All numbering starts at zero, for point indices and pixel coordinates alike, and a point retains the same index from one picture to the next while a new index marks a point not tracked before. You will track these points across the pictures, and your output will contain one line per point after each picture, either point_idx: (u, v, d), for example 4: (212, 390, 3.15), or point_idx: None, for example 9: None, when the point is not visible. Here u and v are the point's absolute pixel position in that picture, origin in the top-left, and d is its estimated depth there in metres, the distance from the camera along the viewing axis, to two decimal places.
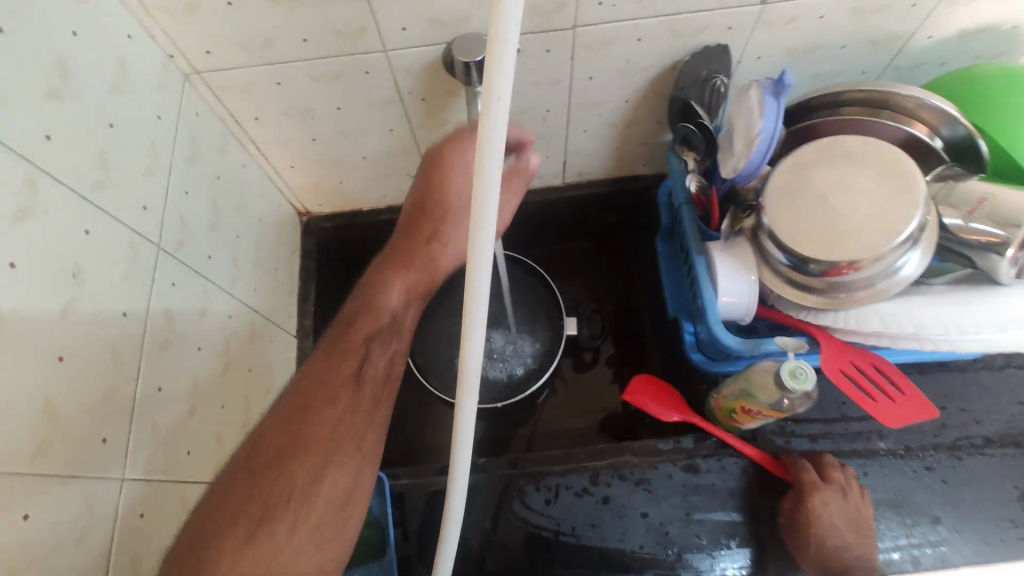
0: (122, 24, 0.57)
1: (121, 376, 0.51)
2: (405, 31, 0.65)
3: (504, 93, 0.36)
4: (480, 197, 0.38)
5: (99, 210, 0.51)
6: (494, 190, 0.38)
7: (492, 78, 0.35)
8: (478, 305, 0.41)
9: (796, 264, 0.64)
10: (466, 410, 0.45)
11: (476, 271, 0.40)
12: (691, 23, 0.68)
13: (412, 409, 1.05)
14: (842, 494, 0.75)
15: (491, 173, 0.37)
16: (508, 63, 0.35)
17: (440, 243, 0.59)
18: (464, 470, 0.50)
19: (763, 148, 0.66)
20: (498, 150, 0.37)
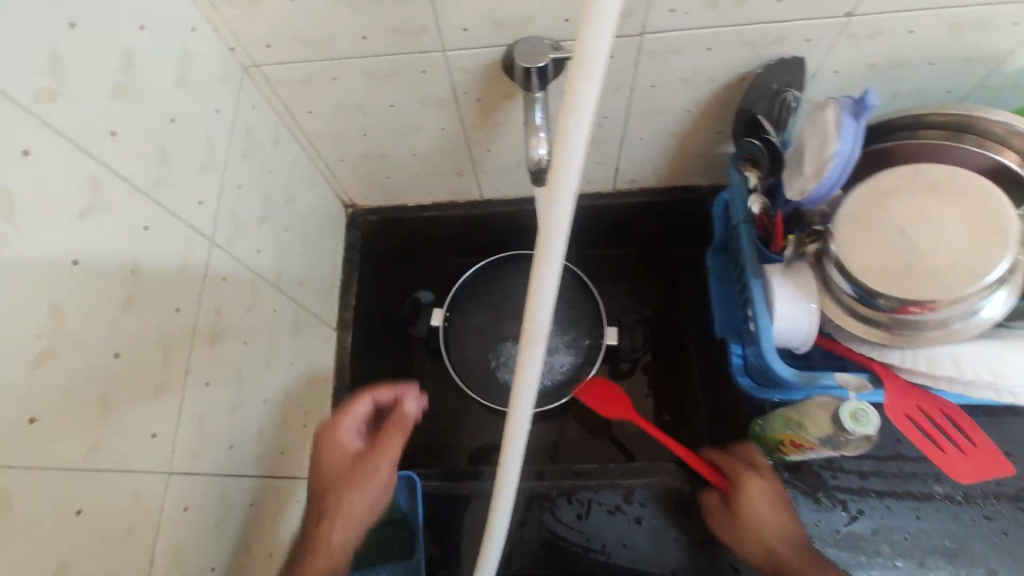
0: (187, 18, 0.57)
1: (172, 371, 0.52)
2: (466, 31, 0.64)
3: (588, 107, 0.34)
4: (553, 213, 0.36)
5: (158, 207, 0.51)
6: (568, 207, 0.36)
7: (574, 92, 0.34)
8: (540, 322, 0.40)
9: (863, 297, 0.61)
10: (518, 425, 0.45)
11: (542, 286, 0.39)
12: (767, 34, 0.65)
13: (444, 409, 1.05)
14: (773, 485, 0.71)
15: (566, 178, 0.35)
16: (594, 78, 0.33)
17: (330, 528, 0.58)
18: (512, 482, 0.49)
19: (837, 171, 0.62)
20: (576, 166, 0.35)
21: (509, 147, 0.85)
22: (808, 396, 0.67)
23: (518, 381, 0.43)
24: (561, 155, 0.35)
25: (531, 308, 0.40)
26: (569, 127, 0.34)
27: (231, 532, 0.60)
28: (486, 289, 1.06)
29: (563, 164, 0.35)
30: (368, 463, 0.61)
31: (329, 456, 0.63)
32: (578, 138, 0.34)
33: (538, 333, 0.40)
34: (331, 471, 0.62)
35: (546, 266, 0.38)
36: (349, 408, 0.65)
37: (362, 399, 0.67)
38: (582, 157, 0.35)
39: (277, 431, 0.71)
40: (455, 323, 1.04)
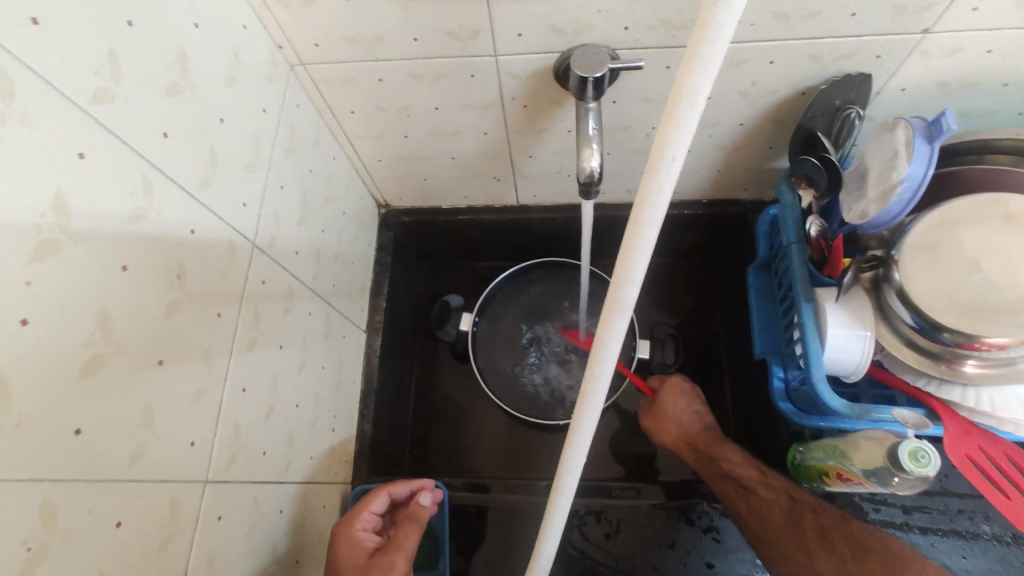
0: (239, 14, 0.56)
1: (211, 378, 0.51)
2: (521, 37, 0.62)
3: (687, 135, 0.33)
4: (638, 237, 0.36)
5: (206, 209, 0.50)
6: (654, 232, 0.36)
7: (674, 120, 0.33)
8: (612, 340, 0.40)
9: (925, 330, 0.58)
10: (580, 438, 0.44)
11: (618, 307, 0.38)
12: (835, 48, 0.62)
13: (470, 415, 1.03)
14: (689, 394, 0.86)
15: (657, 199, 0.35)
16: (697, 105, 0.32)
17: None
18: (567, 495, 0.49)
19: (906, 197, 0.59)
20: (667, 192, 0.35)
21: (551, 154, 0.83)
22: (860, 429, 0.65)
23: (584, 395, 0.42)
24: (654, 181, 0.34)
25: (604, 325, 0.39)
26: (664, 153, 0.33)
27: (263, 539, 0.59)
28: (516, 294, 1.04)
29: (654, 189, 0.34)
30: (385, 560, 0.65)
31: (347, 553, 0.67)
32: (674, 165, 0.34)
33: (609, 353, 0.40)
34: (348, 566, 0.66)
35: (626, 287, 0.38)
36: (365, 504, 0.71)
37: (377, 499, 0.72)
38: (674, 183, 0.34)
39: (308, 436, 0.70)
40: (483, 329, 1.03)
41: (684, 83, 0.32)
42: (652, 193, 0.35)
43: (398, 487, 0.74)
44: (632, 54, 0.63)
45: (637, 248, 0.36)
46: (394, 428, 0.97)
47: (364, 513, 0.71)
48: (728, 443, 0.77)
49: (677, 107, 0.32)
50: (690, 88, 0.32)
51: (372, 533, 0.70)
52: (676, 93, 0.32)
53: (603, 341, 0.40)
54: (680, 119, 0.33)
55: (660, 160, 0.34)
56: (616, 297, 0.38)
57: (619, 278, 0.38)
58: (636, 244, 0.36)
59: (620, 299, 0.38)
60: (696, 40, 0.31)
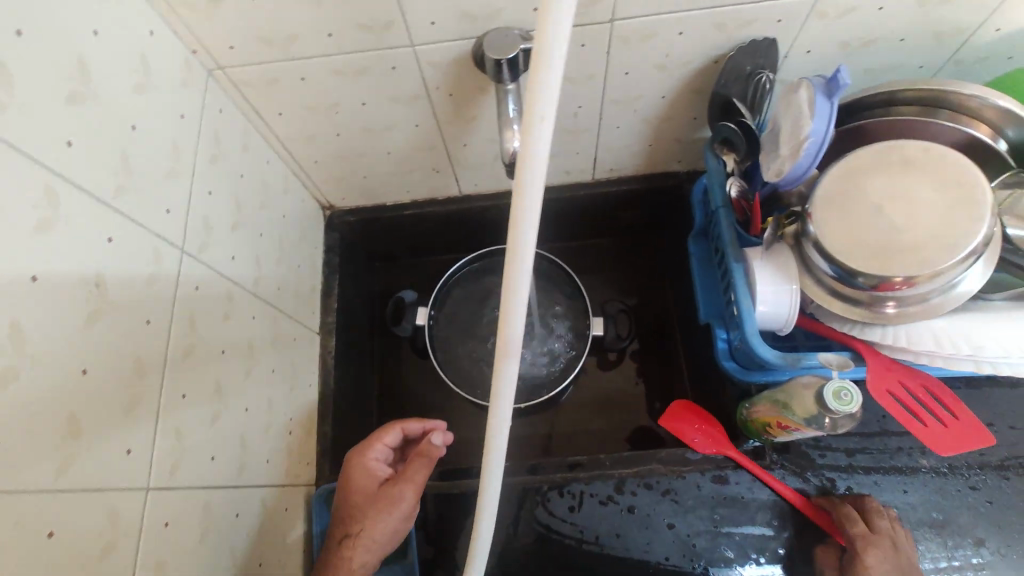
0: (144, 20, 0.56)
1: (145, 385, 0.50)
2: (434, 25, 0.63)
3: (551, 98, 0.35)
4: (523, 206, 0.38)
5: (122, 218, 0.50)
6: (537, 198, 0.38)
7: (536, 85, 0.35)
8: (517, 307, 0.41)
9: (843, 277, 0.61)
10: (502, 405, 0.46)
11: (516, 277, 0.40)
12: (737, 17, 0.65)
13: (433, 408, 1.04)
14: (895, 551, 0.68)
15: (535, 162, 0.37)
16: (554, 68, 0.35)
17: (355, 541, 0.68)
18: (500, 460, 0.50)
19: (813, 151, 0.62)
20: (543, 155, 0.37)
21: (485, 141, 0.84)
22: (795, 378, 0.68)
23: (499, 367, 0.44)
24: (529, 146, 0.36)
25: (506, 297, 0.41)
26: (533, 119, 0.35)
27: (216, 545, 0.59)
28: (470, 284, 1.05)
29: (530, 155, 0.36)
30: (394, 489, 0.71)
31: (359, 478, 0.74)
32: (543, 128, 0.36)
33: (516, 324, 0.42)
34: (360, 491, 0.73)
35: (519, 257, 0.39)
36: (380, 437, 0.77)
37: (395, 431, 0.78)
38: (548, 149, 0.36)
39: (261, 440, 0.70)
40: (439, 321, 1.04)
41: (541, 52, 0.34)
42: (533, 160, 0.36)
43: (410, 425, 0.79)
44: None
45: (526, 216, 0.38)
46: (359, 427, 0.98)
47: (377, 444, 0.78)
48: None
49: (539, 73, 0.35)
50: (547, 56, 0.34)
51: (385, 462, 0.77)
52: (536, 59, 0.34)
53: (507, 314, 0.41)
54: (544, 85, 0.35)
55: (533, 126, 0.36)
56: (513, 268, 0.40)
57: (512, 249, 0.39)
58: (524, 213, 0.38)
59: (518, 270, 0.40)
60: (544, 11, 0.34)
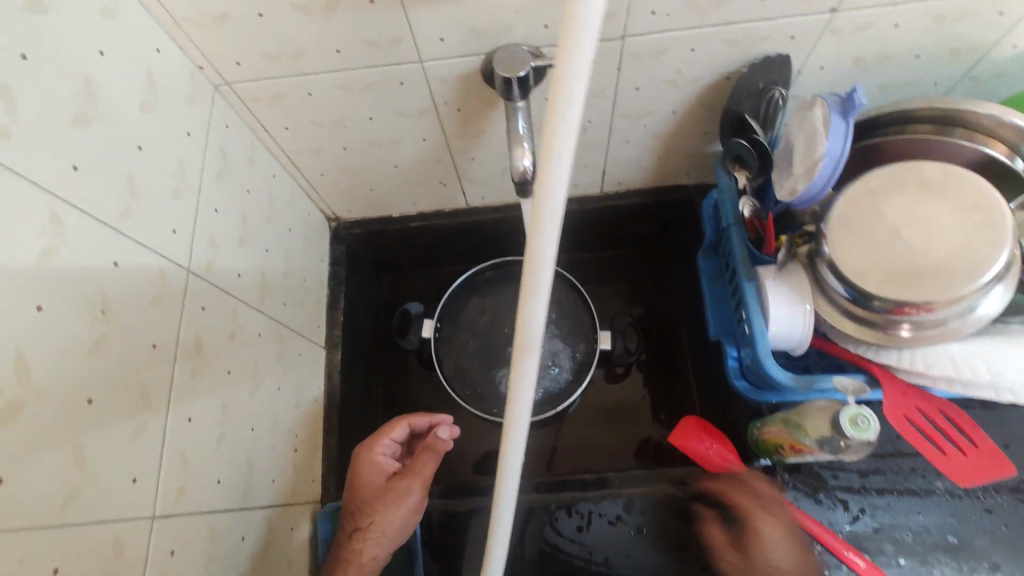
0: (150, 38, 0.55)
1: (150, 411, 0.50)
2: (444, 41, 0.62)
3: (571, 128, 0.33)
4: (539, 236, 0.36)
5: (128, 241, 0.49)
6: (553, 230, 0.36)
7: (555, 114, 0.33)
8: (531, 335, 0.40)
9: (858, 299, 0.60)
10: (514, 436, 0.44)
11: (530, 310, 0.39)
12: (751, 33, 0.64)
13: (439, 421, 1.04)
14: (776, 507, 0.71)
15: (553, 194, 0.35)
16: (574, 97, 0.33)
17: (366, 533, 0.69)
18: (512, 491, 0.49)
19: (828, 171, 0.61)
20: (561, 187, 0.35)
21: (493, 155, 0.83)
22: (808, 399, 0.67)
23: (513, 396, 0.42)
24: (546, 179, 0.35)
25: (521, 329, 0.40)
26: (552, 150, 0.34)
27: (222, 570, 0.58)
28: (477, 296, 1.04)
29: (548, 188, 0.35)
30: (402, 483, 0.71)
31: (367, 474, 0.74)
32: (561, 160, 0.34)
33: (531, 353, 0.41)
34: (369, 486, 0.73)
35: (535, 286, 0.38)
36: (386, 433, 0.76)
37: (401, 424, 0.77)
38: (567, 178, 0.34)
39: (267, 460, 0.69)
40: (446, 333, 1.03)
41: (560, 81, 0.33)
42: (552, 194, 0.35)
43: (416, 419, 0.78)
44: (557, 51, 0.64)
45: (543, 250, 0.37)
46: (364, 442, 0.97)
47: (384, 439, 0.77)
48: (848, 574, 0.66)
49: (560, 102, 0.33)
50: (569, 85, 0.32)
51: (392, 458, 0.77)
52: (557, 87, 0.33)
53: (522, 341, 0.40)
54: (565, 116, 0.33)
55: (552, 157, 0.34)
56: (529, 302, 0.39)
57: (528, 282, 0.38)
58: (540, 247, 0.37)
59: (532, 302, 0.39)
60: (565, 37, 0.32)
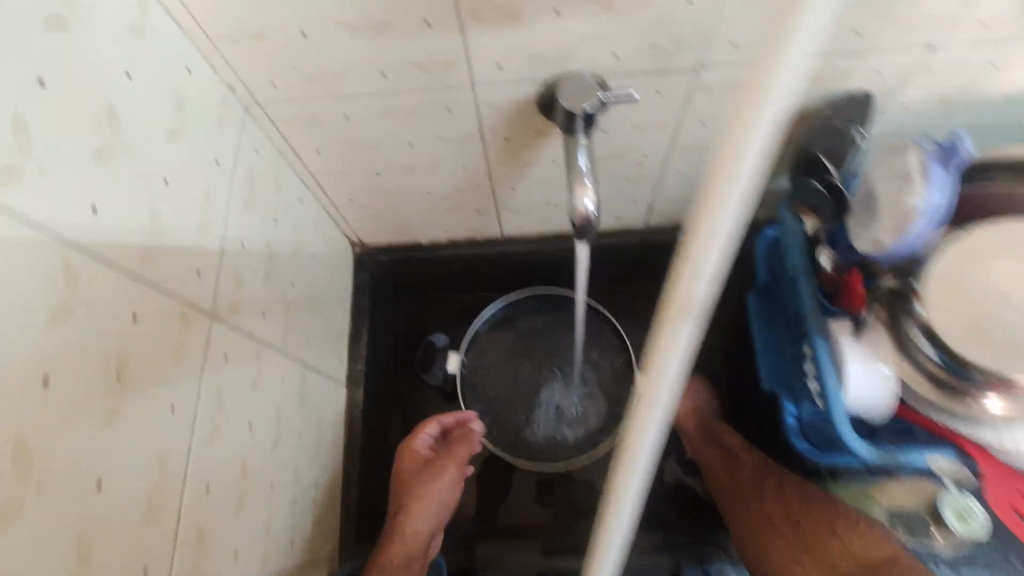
0: (180, 56, 0.49)
1: (166, 486, 0.44)
2: (501, 68, 0.56)
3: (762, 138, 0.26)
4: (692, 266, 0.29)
5: (148, 289, 0.43)
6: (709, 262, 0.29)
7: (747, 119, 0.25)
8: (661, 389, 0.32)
9: (954, 369, 0.59)
10: (625, 505, 0.36)
11: (665, 364, 0.31)
12: (836, 69, 0.58)
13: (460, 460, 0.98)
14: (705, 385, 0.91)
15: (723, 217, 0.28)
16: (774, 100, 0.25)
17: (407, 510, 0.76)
18: (609, 563, 0.41)
19: (923, 226, 0.57)
20: (733, 209, 0.27)
21: (536, 185, 0.77)
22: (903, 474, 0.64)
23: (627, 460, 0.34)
24: (716, 204, 0.27)
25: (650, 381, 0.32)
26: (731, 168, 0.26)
27: None
28: (506, 330, 0.98)
29: (714, 218, 0.28)
30: (439, 465, 0.79)
31: (406, 463, 0.82)
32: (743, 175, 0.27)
33: (655, 414, 0.32)
34: (407, 471, 0.81)
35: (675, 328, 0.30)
36: (419, 428, 0.83)
37: (433, 421, 0.84)
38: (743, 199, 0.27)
39: (287, 519, 0.63)
40: (472, 369, 0.96)
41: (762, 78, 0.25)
42: (714, 239, 0.28)
43: (447, 416, 0.84)
44: (622, 81, 0.59)
45: (693, 305, 0.30)
46: (384, 484, 0.90)
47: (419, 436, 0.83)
48: (810, 534, 0.68)
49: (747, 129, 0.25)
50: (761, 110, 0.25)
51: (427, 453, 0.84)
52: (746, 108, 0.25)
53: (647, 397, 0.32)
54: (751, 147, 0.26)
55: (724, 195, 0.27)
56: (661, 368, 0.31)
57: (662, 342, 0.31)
58: (689, 289, 0.29)
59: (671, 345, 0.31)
60: (771, 39, 0.24)
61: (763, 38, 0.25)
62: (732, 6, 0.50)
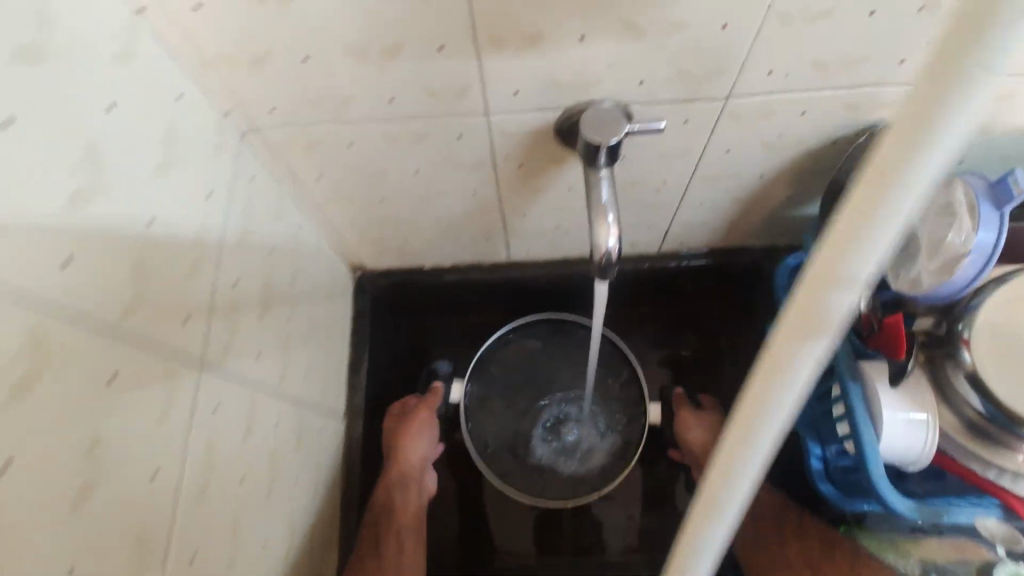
0: (173, 80, 0.45)
1: (144, 561, 0.41)
2: (517, 95, 0.52)
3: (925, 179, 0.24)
4: (823, 301, 0.27)
5: (130, 348, 0.40)
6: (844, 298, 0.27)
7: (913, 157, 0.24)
8: (769, 420, 0.31)
9: (999, 420, 0.56)
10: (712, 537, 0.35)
11: (778, 396, 0.30)
12: (874, 98, 0.55)
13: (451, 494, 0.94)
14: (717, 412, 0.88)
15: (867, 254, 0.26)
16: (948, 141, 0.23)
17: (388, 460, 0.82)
18: None
19: (974, 269, 0.55)
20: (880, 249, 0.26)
21: (549, 212, 0.74)
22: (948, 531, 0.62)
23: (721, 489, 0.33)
24: (861, 243, 0.26)
25: (753, 408, 0.31)
26: (887, 206, 0.25)
27: None
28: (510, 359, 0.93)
29: (857, 255, 0.26)
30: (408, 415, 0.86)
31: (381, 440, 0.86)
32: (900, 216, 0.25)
33: (758, 443, 0.32)
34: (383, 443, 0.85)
35: (794, 361, 0.29)
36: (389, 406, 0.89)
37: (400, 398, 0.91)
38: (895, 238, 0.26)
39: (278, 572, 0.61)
40: (477, 398, 0.91)
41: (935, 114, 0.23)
42: (851, 270, 0.27)
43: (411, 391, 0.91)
44: (645, 109, 0.55)
45: (817, 334, 0.28)
46: None
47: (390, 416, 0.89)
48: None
49: (904, 157, 0.24)
50: (923, 139, 0.23)
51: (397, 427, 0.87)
52: (902, 136, 0.24)
53: (751, 424, 0.31)
54: (907, 178, 0.24)
55: (865, 224, 0.25)
56: (769, 394, 0.30)
57: (772, 367, 0.30)
58: (818, 323, 0.28)
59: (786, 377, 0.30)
60: (950, 58, 0.22)
61: (935, 53, 0.23)
62: (770, 34, 0.47)
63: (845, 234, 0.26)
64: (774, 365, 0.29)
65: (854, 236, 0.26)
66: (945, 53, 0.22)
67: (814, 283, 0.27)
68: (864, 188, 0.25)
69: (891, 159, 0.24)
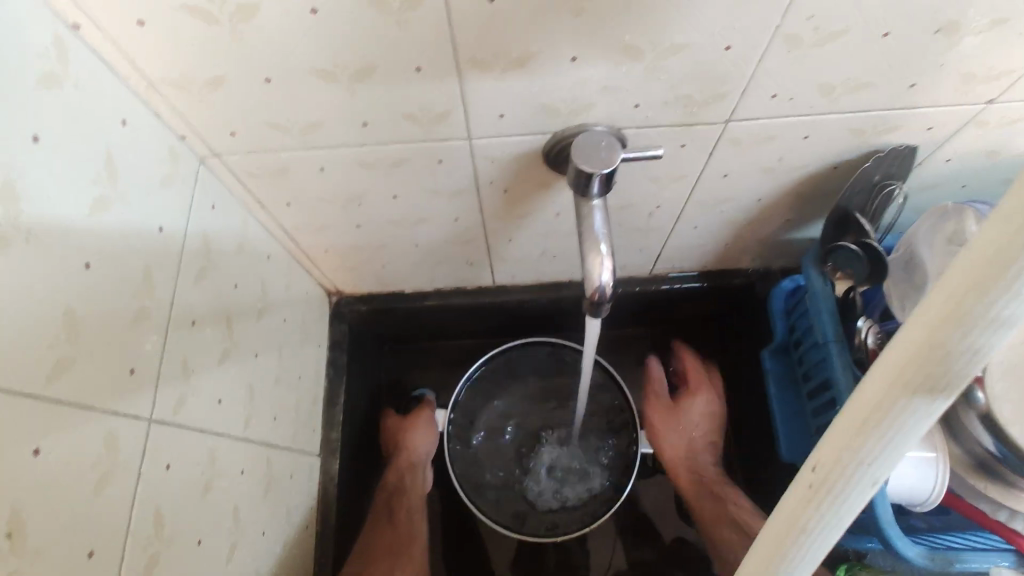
0: (115, 105, 0.41)
1: None
2: (503, 118, 0.48)
3: (991, 329, 0.20)
4: (862, 449, 0.23)
5: (60, 414, 0.35)
6: (890, 448, 0.23)
7: (974, 302, 0.19)
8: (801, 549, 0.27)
9: (1009, 460, 0.52)
10: None
11: (813, 535, 0.27)
12: (881, 122, 0.51)
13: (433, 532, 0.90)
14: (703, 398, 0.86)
15: (916, 405, 0.22)
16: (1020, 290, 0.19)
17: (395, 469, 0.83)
18: None
19: None
20: (934, 401, 0.22)
21: (536, 237, 0.69)
22: None
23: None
24: (906, 392, 0.22)
25: (780, 534, 0.28)
26: (942, 355, 0.20)
27: None
28: (494, 385, 0.87)
29: (904, 404, 0.22)
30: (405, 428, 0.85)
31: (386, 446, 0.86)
32: (958, 367, 0.21)
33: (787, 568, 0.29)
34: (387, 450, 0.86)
35: (830, 504, 0.25)
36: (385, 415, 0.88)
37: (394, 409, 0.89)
38: (952, 389, 0.21)
39: None
40: (459, 427, 0.85)
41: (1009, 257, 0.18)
42: (896, 420, 0.22)
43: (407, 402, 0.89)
44: (640, 133, 0.51)
45: (864, 468, 0.24)
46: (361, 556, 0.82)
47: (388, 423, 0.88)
48: None
49: (967, 306, 0.19)
50: (965, 323, 0.20)
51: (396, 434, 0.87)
52: (931, 326, 0.20)
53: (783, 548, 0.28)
54: (947, 360, 0.20)
55: (933, 366, 0.21)
56: (809, 520, 0.26)
57: (787, 524, 0.27)
58: (854, 469, 0.24)
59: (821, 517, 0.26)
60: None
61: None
62: (775, 57, 0.43)
63: (891, 384, 0.22)
64: (787, 530, 0.27)
65: (866, 427, 0.23)
66: (988, 246, 0.19)
67: (855, 425, 0.23)
68: (914, 341, 0.21)
69: (915, 351, 0.21)
